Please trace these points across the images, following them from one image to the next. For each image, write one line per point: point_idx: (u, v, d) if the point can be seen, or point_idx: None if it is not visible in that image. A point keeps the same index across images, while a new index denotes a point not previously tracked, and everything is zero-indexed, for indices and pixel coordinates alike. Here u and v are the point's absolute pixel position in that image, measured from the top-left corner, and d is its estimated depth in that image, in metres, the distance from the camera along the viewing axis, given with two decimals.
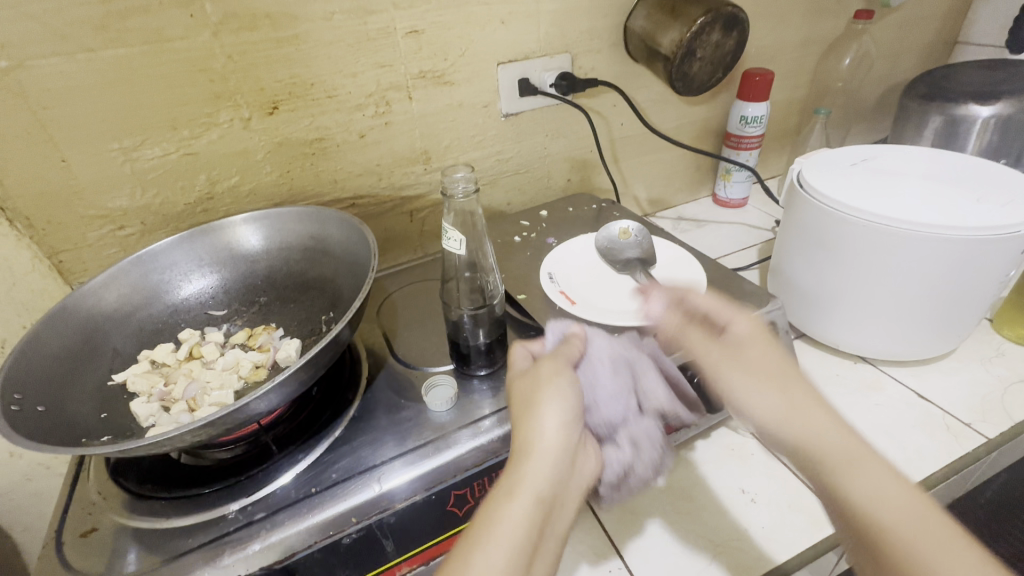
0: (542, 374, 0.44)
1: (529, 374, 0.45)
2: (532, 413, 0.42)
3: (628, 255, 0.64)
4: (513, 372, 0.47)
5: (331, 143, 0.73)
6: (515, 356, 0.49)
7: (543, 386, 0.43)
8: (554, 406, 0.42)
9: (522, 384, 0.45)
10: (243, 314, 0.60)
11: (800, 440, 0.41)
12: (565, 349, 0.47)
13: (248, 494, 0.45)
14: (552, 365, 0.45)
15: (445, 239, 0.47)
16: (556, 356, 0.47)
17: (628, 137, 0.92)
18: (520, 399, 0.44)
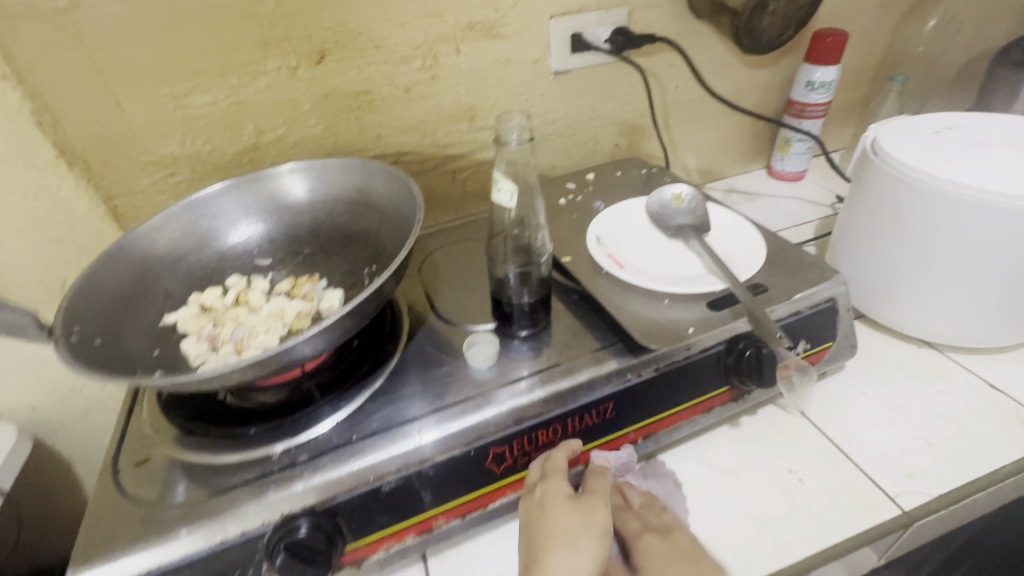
0: (585, 520, 0.44)
1: (572, 507, 0.44)
2: (566, 551, 0.42)
3: (680, 221, 0.61)
4: (550, 491, 0.44)
5: (377, 96, 0.71)
6: (555, 461, 0.46)
7: (558, 532, 0.42)
8: (563, 561, 0.41)
9: (563, 515, 0.43)
10: (288, 264, 0.60)
11: None
12: (591, 482, 0.47)
13: (291, 437, 0.46)
14: (599, 509, 0.45)
15: (495, 189, 0.45)
16: (597, 494, 0.46)
17: (682, 101, 0.87)
18: (557, 532, 0.42)
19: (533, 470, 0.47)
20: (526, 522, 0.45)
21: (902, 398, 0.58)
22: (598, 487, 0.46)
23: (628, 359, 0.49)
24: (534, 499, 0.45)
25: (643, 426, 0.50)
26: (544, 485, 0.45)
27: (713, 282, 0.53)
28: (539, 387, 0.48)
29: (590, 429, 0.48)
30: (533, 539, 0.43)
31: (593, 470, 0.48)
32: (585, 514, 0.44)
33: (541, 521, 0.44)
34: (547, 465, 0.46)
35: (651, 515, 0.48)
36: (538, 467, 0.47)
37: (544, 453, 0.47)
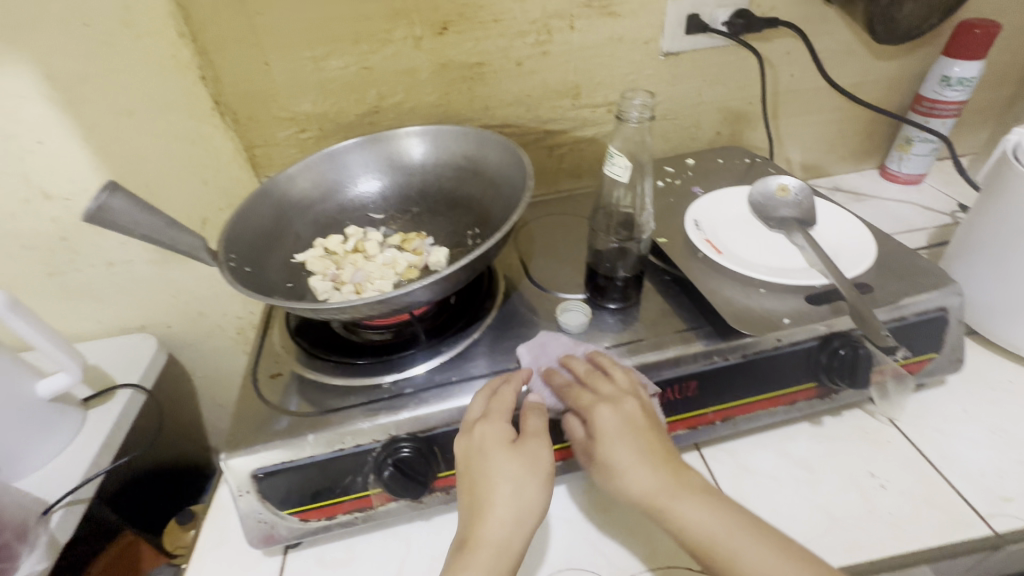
0: (525, 463, 0.43)
1: (510, 450, 0.44)
2: (507, 494, 0.42)
3: (783, 213, 0.59)
4: (487, 433, 0.44)
5: (489, 69, 0.75)
6: (499, 400, 0.46)
7: (496, 471, 0.43)
8: (504, 496, 0.42)
9: (500, 458, 0.43)
10: (399, 220, 0.66)
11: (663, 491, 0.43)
12: (526, 419, 0.46)
13: (399, 371, 0.52)
14: (541, 447, 0.44)
15: (609, 163, 0.49)
16: (537, 434, 0.45)
17: (796, 91, 0.84)
18: (496, 479, 0.42)
19: (474, 405, 0.47)
20: (461, 464, 0.44)
21: (1011, 423, 0.54)
22: (535, 425, 0.46)
23: (716, 342, 0.50)
24: (472, 441, 0.44)
25: (722, 409, 0.51)
26: (482, 426, 0.45)
27: (815, 276, 0.52)
28: (626, 357, 0.50)
29: (670, 404, 0.50)
30: (470, 484, 0.43)
31: (530, 407, 0.47)
32: (526, 456, 0.44)
33: (479, 464, 0.43)
34: (491, 404, 0.46)
35: (601, 377, 0.48)
36: (478, 404, 0.47)
37: (489, 389, 0.48)
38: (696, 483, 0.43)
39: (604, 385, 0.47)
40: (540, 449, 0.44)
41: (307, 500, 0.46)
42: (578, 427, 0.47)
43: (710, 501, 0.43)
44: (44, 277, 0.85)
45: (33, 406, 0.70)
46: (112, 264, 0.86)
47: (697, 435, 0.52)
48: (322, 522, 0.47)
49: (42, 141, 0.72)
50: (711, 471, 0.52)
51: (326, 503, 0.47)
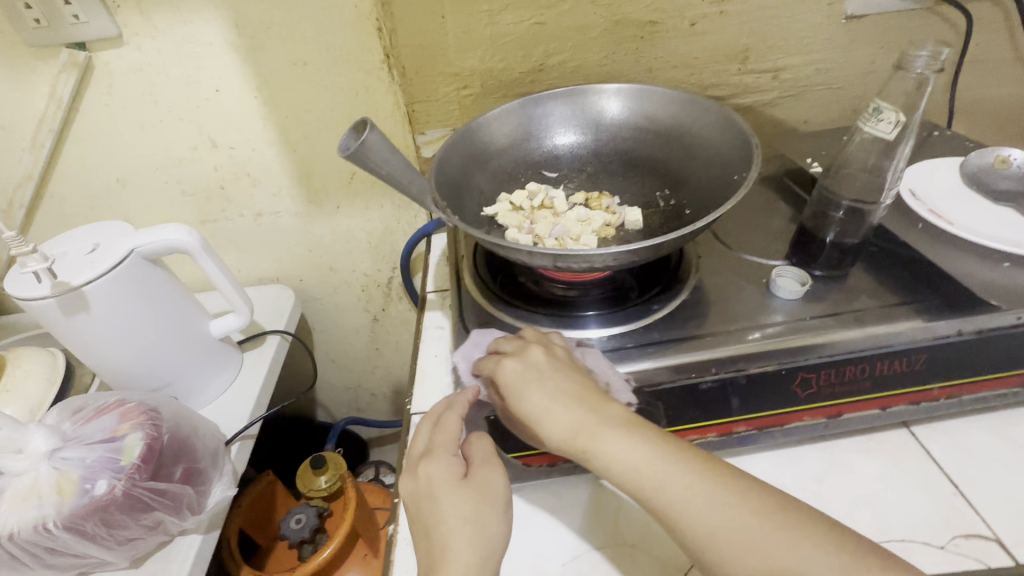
0: (475, 501, 0.41)
1: (460, 487, 0.42)
2: (466, 536, 0.40)
3: (1007, 187, 0.56)
4: (431, 472, 0.43)
5: (662, 28, 0.72)
6: (434, 434, 0.45)
7: (447, 510, 0.41)
8: (459, 535, 0.40)
9: (452, 498, 0.41)
10: (575, 180, 0.65)
11: (578, 443, 0.41)
12: (468, 450, 0.45)
13: (614, 327, 0.52)
14: (490, 475, 0.43)
15: (874, 119, 0.51)
16: (485, 463, 0.44)
17: (979, 61, 0.78)
18: (450, 521, 0.40)
19: (418, 439, 0.46)
20: (412, 509, 0.42)
21: None
22: (480, 454, 0.44)
23: (949, 314, 0.48)
24: (419, 484, 0.43)
25: (948, 386, 0.49)
26: (425, 467, 0.43)
27: None
28: (855, 325, 0.48)
29: (898, 377, 0.48)
30: (424, 531, 0.41)
31: (474, 436, 0.46)
32: (479, 489, 0.42)
33: (431, 509, 0.41)
34: (436, 437, 0.45)
35: (509, 341, 0.49)
36: (422, 437, 0.46)
37: (432, 420, 0.46)
38: (617, 414, 0.42)
39: (512, 345, 0.48)
40: (487, 472, 0.43)
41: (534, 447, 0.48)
42: (497, 398, 0.47)
43: (631, 431, 0.41)
44: (198, 225, 0.88)
45: (207, 342, 0.73)
46: (260, 215, 0.88)
47: (916, 411, 0.50)
48: (543, 467, 0.50)
49: (219, 89, 0.74)
50: (927, 451, 0.50)
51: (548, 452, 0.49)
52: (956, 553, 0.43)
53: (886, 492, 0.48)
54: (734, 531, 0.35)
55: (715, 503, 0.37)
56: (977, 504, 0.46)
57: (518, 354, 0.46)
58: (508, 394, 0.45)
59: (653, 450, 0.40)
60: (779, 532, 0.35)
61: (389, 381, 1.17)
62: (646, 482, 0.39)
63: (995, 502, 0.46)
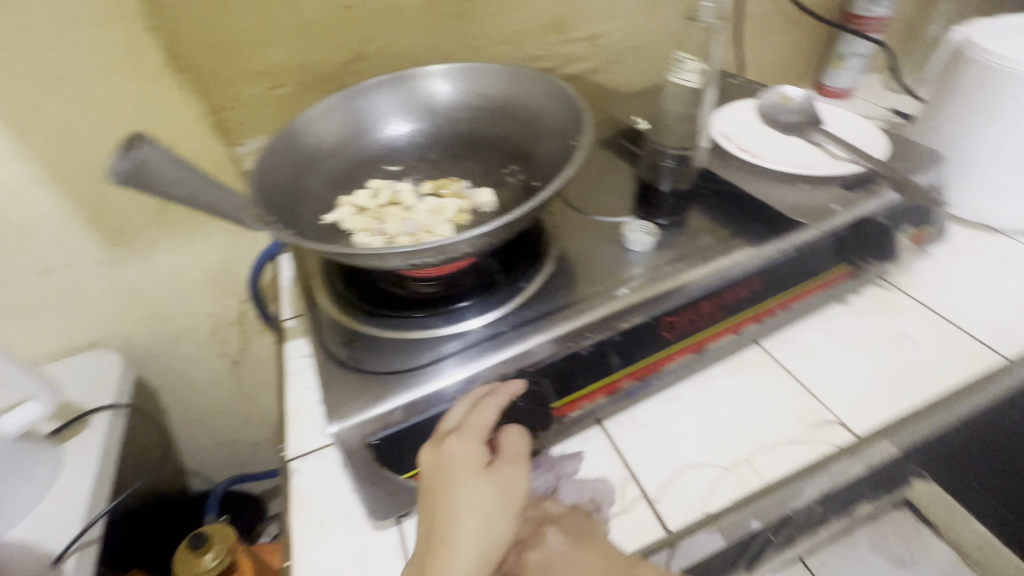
0: (495, 492, 0.39)
1: (481, 474, 0.40)
2: (473, 526, 0.37)
3: (792, 118, 0.64)
4: (455, 451, 0.40)
5: (478, 3, 0.71)
6: (464, 417, 0.43)
7: (461, 493, 0.38)
8: (466, 527, 0.37)
9: (470, 483, 0.39)
10: (421, 168, 0.61)
11: None
12: (503, 439, 0.43)
13: (486, 313, 0.50)
14: (515, 474, 0.41)
15: (679, 69, 0.58)
16: (512, 460, 0.42)
17: (753, 14, 0.89)
18: (462, 507, 0.38)
19: (451, 414, 0.44)
20: (423, 483, 0.40)
21: (991, 274, 0.64)
22: (511, 449, 0.42)
23: (770, 237, 0.53)
24: (437, 459, 0.40)
25: (782, 300, 0.55)
26: (449, 443, 0.41)
27: (846, 165, 0.58)
28: (699, 264, 0.52)
29: (742, 301, 0.53)
30: (430, 505, 0.39)
31: (512, 427, 0.44)
32: (501, 484, 0.40)
33: (443, 489, 0.39)
34: (470, 415, 0.43)
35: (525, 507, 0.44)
36: (458, 412, 0.43)
37: (472, 400, 0.44)
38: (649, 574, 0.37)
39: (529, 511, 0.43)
40: (513, 468, 0.41)
41: None
42: None
43: None
44: None
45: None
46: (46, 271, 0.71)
47: (761, 328, 0.56)
48: None
49: None
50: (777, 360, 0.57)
51: None
52: (813, 442, 0.49)
53: (752, 406, 0.53)
54: None
55: None
56: (822, 395, 0.53)
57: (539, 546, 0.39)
58: None
59: None
60: None
61: (269, 425, 1.04)
62: None
63: (830, 388, 0.54)
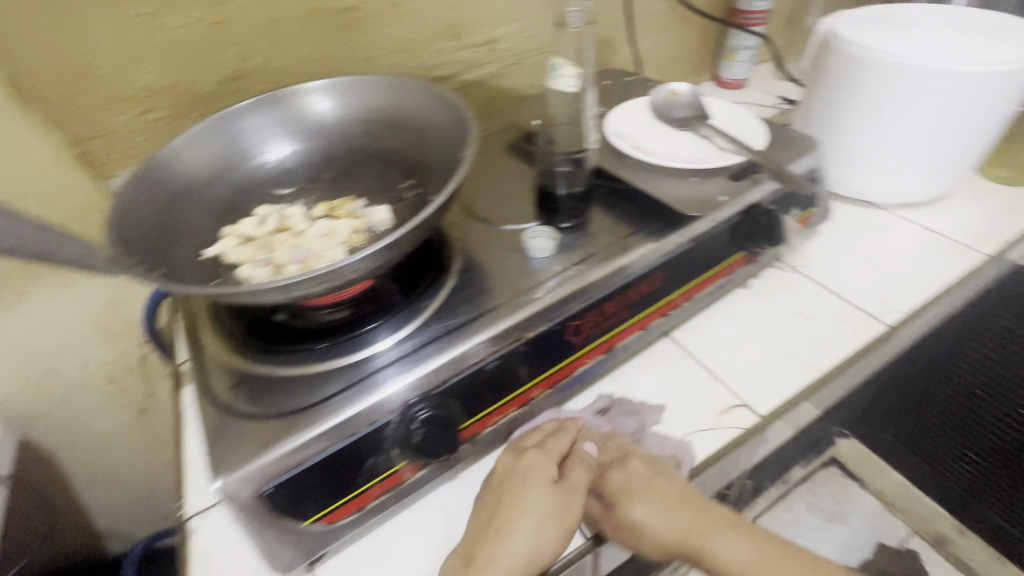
0: (555, 506, 0.45)
1: (547, 488, 0.46)
2: (528, 526, 0.43)
3: (681, 114, 0.66)
4: (531, 464, 0.47)
5: (363, 13, 0.68)
6: (556, 440, 0.49)
7: (521, 498, 0.44)
8: (520, 529, 0.43)
9: (535, 492, 0.45)
10: (313, 189, 0.58)
11: (688, 543, 0.46)
12: (575, 459, 0.49)
13: (385, 337, 0.48)
14: (573, 501, 0.46)
15: (558, 74, 0.60)
16: (575, 487, 0.47)
17: (645, 12, 0.91)
18: (524, 510, 0.44)
19: (530, 435, 0.50)
20: (496, 480, 0.47)
21: (871, 245, 0.69)
22: (576, 479, 0.47)
23: (666, 232, 0.55)
24: (512, 467, 0.47)
25: (684, 291, 0.57)
26: (526, 457, 0.47)
27: (731, 156, 0.59)
28: (600, 264, 0.52)
29: (645, 297, 0.54)
30: (498, 497, 0.45)
31: (584, 449, 0.49)
32: (558, 502, 0.45)
33: (509, 491, 0.45)
34: (550, 440, 0.49)
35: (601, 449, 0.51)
36: (534, 435, 0.50)
37: (559, 427, 0.50)
38: (720, 516, 0.46)
39: (607, 452, 0.50)
40: (574, 496, 0.46)
41: (335, 498, 0.42)
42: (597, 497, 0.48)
43: (736, 530, 0.46)
44: None
45: None
46: None
47: (668, 320, 0.58)
48: (353, 517, 0.43)
49: None
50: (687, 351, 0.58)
51: (353, 497, 0.42)
52: (720, 428, 0.51)
53: (663, 398, 0.54)
54: None
55: (768, 565, 0.44)
56: (726, 380, 0.55)
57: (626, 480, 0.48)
58: (615, 530, 0.47)
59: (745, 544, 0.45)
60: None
61: None
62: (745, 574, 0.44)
63: (734, 371, 0.56)
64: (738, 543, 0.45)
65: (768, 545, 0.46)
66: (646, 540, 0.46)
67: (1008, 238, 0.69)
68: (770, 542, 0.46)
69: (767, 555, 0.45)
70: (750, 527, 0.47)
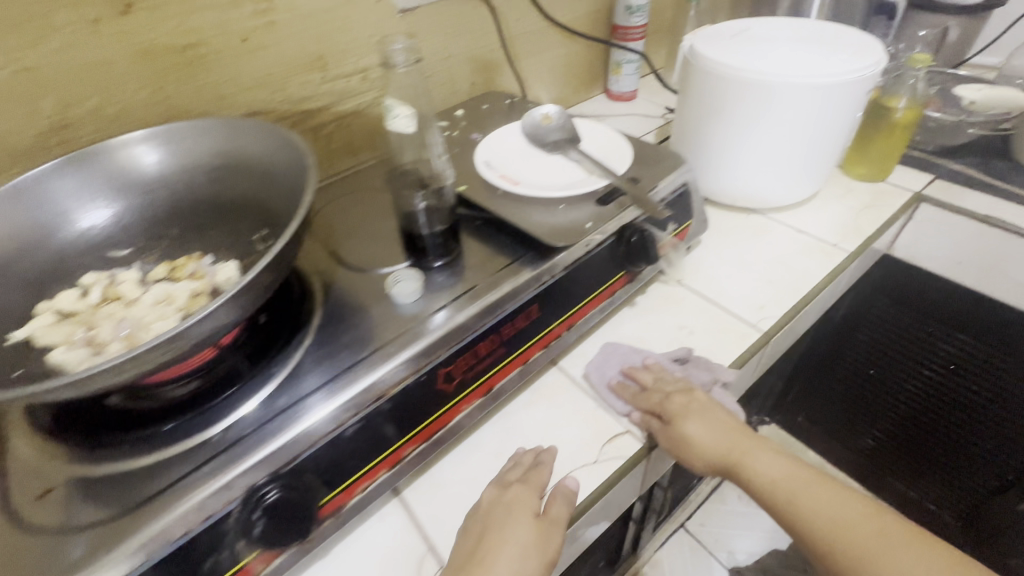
0: (541, 541, 0.43)
1: (529, 519, 0.44)
2: (510, 557, 0.42)
3: (554, 137, 0.66)
4: (516, 494, 0.45)
5: (209, 50, 0.63)
6: (538, 472, 0.48)
7: (501, 528, 0.43)
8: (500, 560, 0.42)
9: (516, 523, 0.44)
10: (156, 249, 0.53)
11: (735, 451, 0.52)
12: (561, 486, 0.47)
13: (230, 414, 0.44)
14: (554, 536, 0.44)
15: (393, 116, 0.55)
16: (557, 521, 0.45)
17: (525, 32, 0.91)
18: (506, 543, 0.42)
19: (511, 471, 0.49)
20: (481, 510, 0.46)
21: (748, 251, 0.72)
22: (557, 512, 0.45)
23: (539, 262, 0.54)
24: (498, 500, 0.46)
25: (565, 320, 0.56)
26: (513, 487, 0.46)
27: (597, 181, 0.59)
28: (470, 304, 0.50)
29: (522, 332, 0.52)
30: (481, 532, 0.44)
31: (568, 479, 0.48)
32: (542, 535, 0.44)
33: (491, 524, 0.44)
34: (531, 474, 0.48)
35: (663, 381, 0.55)
36: (528, 455, 0.50)
37: (540, 459, 0.49)
38: (764, 445, 0.53)
39: (668, 384, 0.55)
40: (556, 530, 0.44)
41: None
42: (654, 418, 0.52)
43: (775, 454, 0.52)
44: None
45: None
46: None
47: (552, 351, 0.56)
48: None
49: None
50: (612, 351, 0.59)
51: None
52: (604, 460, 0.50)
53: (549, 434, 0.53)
54: (834, 508, 0.48)
55: (800, 484, 0.50)
56: (611, 407, 0.55)
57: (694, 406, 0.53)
58: (671, 441, 0.52)
59: (782, 466, 0.52)
60: (841, 498, 0.49)
61: None
62: (779, 492, 0.50)
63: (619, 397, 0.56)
64: (778, 464, 0.52)
65: (802, 469, 0.51)
66: (698, 451, 0.52)
67: (869, 233, 0.74)
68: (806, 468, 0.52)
69: (797, 475, 0.51)
70: (786, 453, 0.53)
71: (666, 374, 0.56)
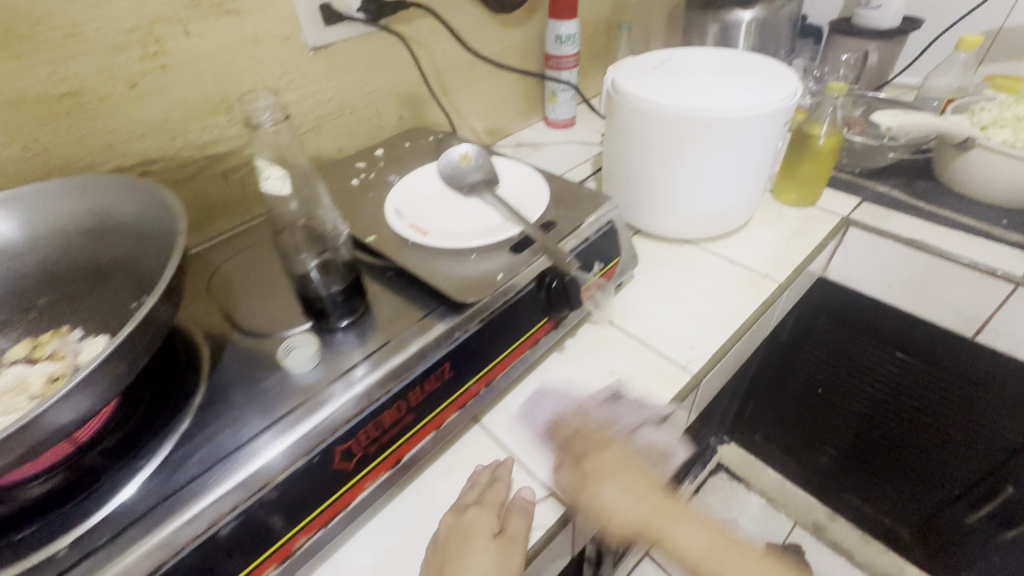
0: (501, 560, 0.43)
1: (489, 540, 0.44)
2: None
3: (472, 178, 0.64)
4: (475, 516, 0.45)
5: (90, 98, 0.58)
6: (493, 490, 0.48)
7: (464, 553, 0.43)
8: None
9: (477, 544, 0.43)
10: (21, 322, 0.48)
11: (650, 524, 0.50)
12: (518, 501, 0.47)
13: (83, 521, 0.38)
14: (515, 553, 0.44)
15: (263, 177, 0.46)
16: (516, 537, 0.45)
17: (452, 64, 0.89)
18: (468, 564, 0.42)
19: (467, 492, 0.49)
20: (442, 537, 0.44)
21: (680, 285, 0.70)
22: (516, 529, 0.45)
23: (451, 317, 0.50)
24: (457, 524, 0.45)
25: (483, 377, 0.52)
26: (471, 509, 0.46)
27: (510, 228, 0.57)
28: (371, 370, 0.46)
29: (431, 396, 0.48)
30: (442, 561, 0.42)
31: (524, 492, 0.48)
32: (503, 554, 0.43)
33: (453, 549, 0.43)
34: (487, 492, 0.48)
35: (591, 442, 0.52)
36: (484, 473, 0.50)
37: (493, 476, 0.49)
38: (680, 508, 0.52)
39: (595, 446, 0.52)
40: (516, 547, 0.44)
41: None
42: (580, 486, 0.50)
43: (691, 519, 0.52)
44: None
45: None
46: None
47: (470, 409, 0.53)
48: None
49: None
50: (543, 398, 0.57)
51: None
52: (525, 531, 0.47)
53: None
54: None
55: (712, 553, 0.51)
56: (531, 467, 0.52)
57: (622, 470, 0.51)
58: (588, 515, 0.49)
59: (700, 532, 0.52)
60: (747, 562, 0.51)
61: None
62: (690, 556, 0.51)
63: (539, 455, 0.53)
64: (694, 531, 0.52)
65: (713, 534, 0.52)
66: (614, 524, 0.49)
67: (799, 261, 0.73)
68: (717, 533, 0.53)
69: (706, 544, 0.52)
70: (698, 512, 0.53)
71: (594, 425, 0.54)
